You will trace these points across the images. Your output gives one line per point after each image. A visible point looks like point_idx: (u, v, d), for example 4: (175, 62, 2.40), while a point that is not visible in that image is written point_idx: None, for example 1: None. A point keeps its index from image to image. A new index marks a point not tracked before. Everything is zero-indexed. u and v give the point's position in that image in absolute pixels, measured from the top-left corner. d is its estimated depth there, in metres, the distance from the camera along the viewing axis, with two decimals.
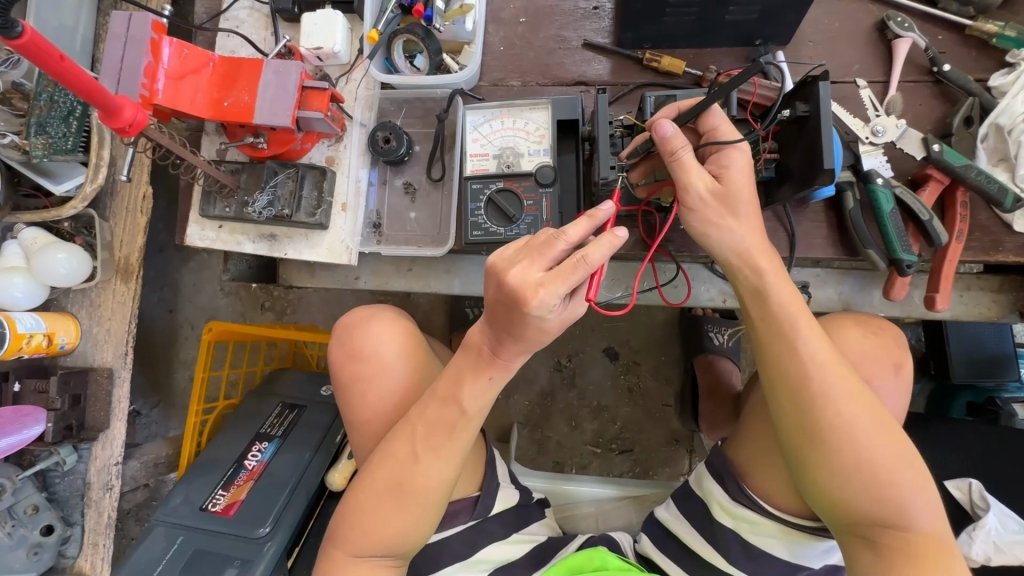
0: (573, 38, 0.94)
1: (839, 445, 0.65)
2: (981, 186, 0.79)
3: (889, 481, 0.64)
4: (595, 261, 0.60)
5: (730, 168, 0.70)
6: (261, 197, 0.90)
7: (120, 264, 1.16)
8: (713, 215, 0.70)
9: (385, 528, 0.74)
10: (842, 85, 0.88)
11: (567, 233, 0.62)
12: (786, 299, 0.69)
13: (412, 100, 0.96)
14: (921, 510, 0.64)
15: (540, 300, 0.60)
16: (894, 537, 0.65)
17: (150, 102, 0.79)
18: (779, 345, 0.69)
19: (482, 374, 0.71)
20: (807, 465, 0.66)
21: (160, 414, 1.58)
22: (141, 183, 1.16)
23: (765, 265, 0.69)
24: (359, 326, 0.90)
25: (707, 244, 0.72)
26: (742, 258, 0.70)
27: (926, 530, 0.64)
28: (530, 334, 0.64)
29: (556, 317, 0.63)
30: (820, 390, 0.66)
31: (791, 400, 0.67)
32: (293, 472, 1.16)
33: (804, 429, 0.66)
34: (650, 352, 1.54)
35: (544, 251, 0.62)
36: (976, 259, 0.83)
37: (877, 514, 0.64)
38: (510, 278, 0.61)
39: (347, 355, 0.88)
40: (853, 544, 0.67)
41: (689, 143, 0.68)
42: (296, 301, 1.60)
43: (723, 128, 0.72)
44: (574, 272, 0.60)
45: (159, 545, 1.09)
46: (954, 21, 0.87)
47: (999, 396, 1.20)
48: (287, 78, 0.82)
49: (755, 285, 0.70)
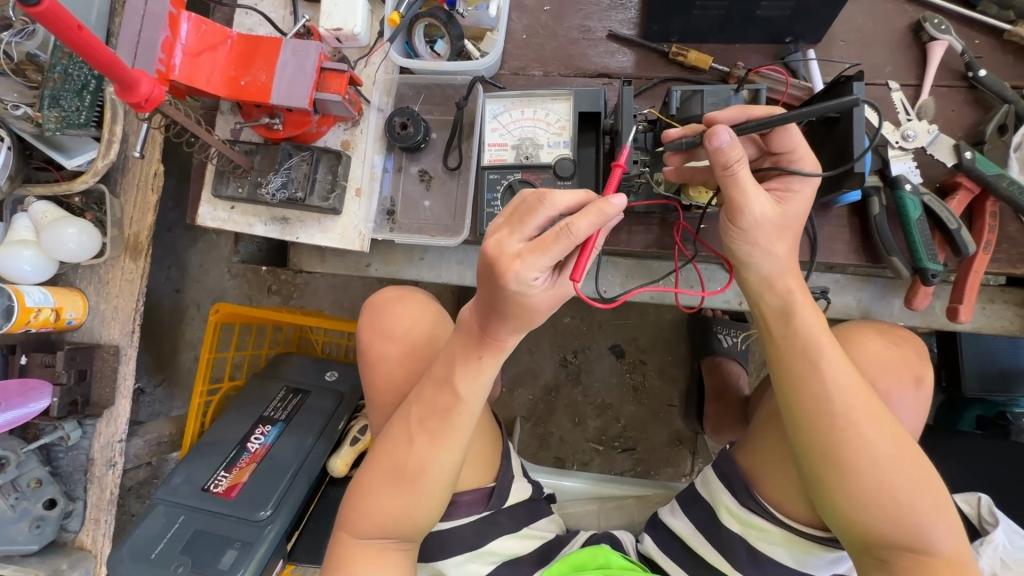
0: (597, 28, 0.91)
1: (859, 466, 0.63)
2: (1013, 197, 0.76)
3: (908, 503, 0.63)
4: (579, 231, 0.55)
5: (795, 195, 0.67)
6: (274, 178, 0.89)
7: (129, 242, 1.15)
8: (764, 238, 0.67)
9: (391, 511, 0.74)
10: (873, 87, 0.86)
11: (551, 200, 0.58)
12: (808, 317, 0.68)
13: (431, 86, 0.94)
14: (938, 533, 0.63)
15: (517, 273, 0.57)
16: (910, 559, 0.64)
17: (167, 78, 0.78)
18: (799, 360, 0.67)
19: (472, 355, 0.70)
20: (824, 486, 0.65)
21: (163, 393, 1.59)
22: (153, 160, 1.14)
23: (791, 285, 0.68)
24: (389, 306, 0.90)
25: (743, 267, 0.70)
26: (769, 278, 0.69)
27: (943, 551, 0.63)
28: (513, 309, 0.61)
29: (541, 292, 0.60)
30: (840, 409, 0.64)
31: (811, 421, 0.65)
32: (296, 456, 1.16)
33: (823, 449, 0.65)
34: (657, 352, 1.52)
35: (526, 221, 0.59)
36: (1002, 271, 0.81)
37: (895, 537, 0.63)
38: (487, 247, 0.59)
39: (374, 332, 0.88)
40: (868, 564, 0.66)
41: (748, 159, 0.62)
42: (303, 286, 1.59)
43: (801, 152, 0.68)
44: (554, 244, 0.56)
45: (159, 524, 1.09)
46: (993, 25, 0.84)
47: (1009, 411, 1.18)
48: (306, 58, 0.81)
49: (778, 303, 0.69)
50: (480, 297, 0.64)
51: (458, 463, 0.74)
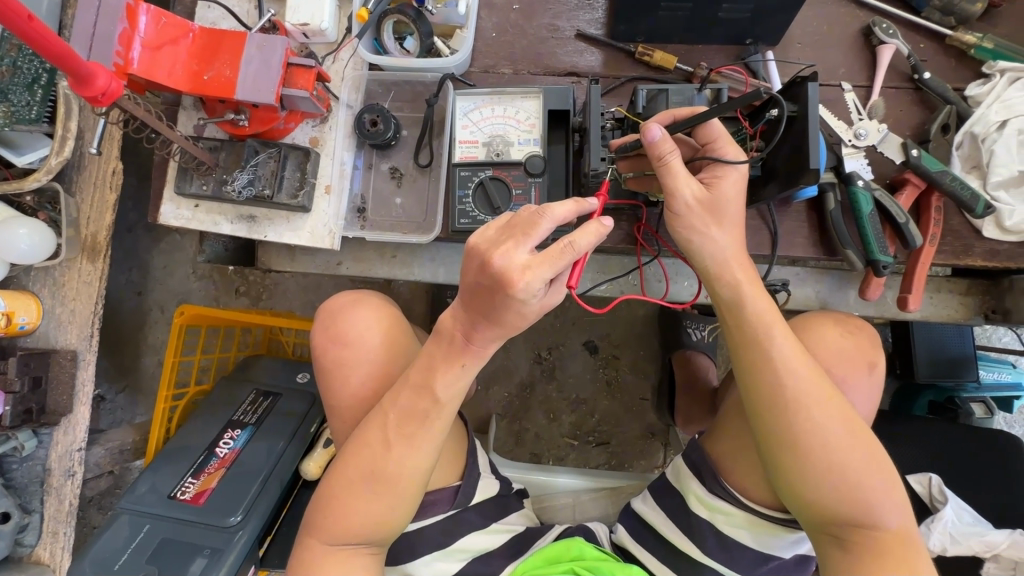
0: (566, 28, 0.93)
1: (812, 449, 0.66)
2: (955, 192, 0.81)
3: (859, 482, 0.66)
4: (581, 248, 0.60)
5: (724, 179, 0.71)
6: (240, 175, 0.86)
7: (86, 242, 1.11)
8: (698, 222, 0.71)
9: (361, 517, 0.75)
10: (828, 87, 0.90)
11: (552, 211, 0.61)
12: (762, 310, 0.70)
13: (401, 83, 0.93)
14: (888, 509, 0.66)
15: (526, 283, 0.59)
16: (862, 533, 0.67)
17: (125, 72, 0.76)
18: (754, 353, 0.70)
19: (454, 362, 0.72)
20: (781, 467, 0.68)
21: (126, 400, 1.54)
22: (111, 158, 1.10)
23: (740, 274, 0.72)
24: (342, 313, 0.89)
25: (693, 253, 0.73)
26: (719, 264, 0.72)
27: (894, 526, 0.66)
28: (509, 319, 0.64)
29: (537, 303, 0.63)
30: (794, 395, 0.67)
31: (766, 405, 0.68)
32: (265, 461, 1.14)
33: (779, 433, 0.67)
34: (629, 346, 1.55)
35: (529, 232, 0.61)
36: (947, 262, 0.85)
37: (848, 513, 0.66)
38: (495, 261, 0.60)
39: (329, 338, 0.88)
40: (824, 542, 0.69)
41: (677, 149, 0.69)
42: (272, 287, 1.56)
43: (724, 142, 0.72)
44: (561, 258, 0.60)
45: (123, 535, 1.05)
46: (935, 30, 0.89)
47: (957, 395, 1.26)
48: (271, 52, 0.79)
49: (732, 295, 0.72)
50: (463, 300, 0.67)
51: (431, 464, 0.76)
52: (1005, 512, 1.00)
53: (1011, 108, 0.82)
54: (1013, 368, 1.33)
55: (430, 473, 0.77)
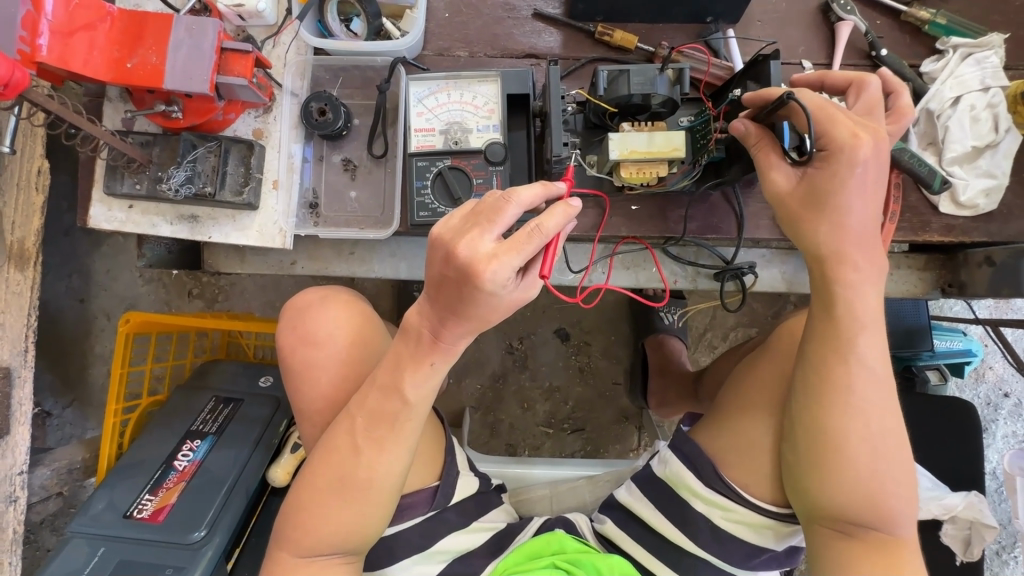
0: (522, 7, 0.89)
1: (861, 453, 0.68)
2: (913, 168, 0.81)
3: (886, 490, 0.68)
4: (550, 230, 0.57)
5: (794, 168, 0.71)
6: (177, 172, 0.80)
7: (12, 250, 1.01)
8: (804, 218, 0.71)
9: (331, 526, 0.72)
10: (789, 66, 0.89)
11: (517, 195, 0.58)
12: (860, 313, 0.69)
13: (352, 68, 0.88)
14: (904, 519, 0.69)
15: (494, 273, 0.56)
16: (872, 535, 0.70)
17: (32, 60, 0.68)
18: (834, 352, 0.70)
19: (423, 361, 0.68)
20: (823, 463, 0.69)
21: (75, 414, 1.44)
22: (34, 156, 1.01)
23: (850, 274, 0.69)
24: (311, 309, 0.85)
25: (815, 241, 0.70)
26: (834, 254, 0.69)
27: (903, 535, 0.70)
28: (479, 312, 0.61)
29: (508, 295, 0.60)
30: (862, 401, 0.69)
31: (832, 403, 0.69)
32: (230, 469, 1.08)
33: (832, 432, 0.69)
34: (600, 332, 1.54)
35: (494, 218, 0.58)
36: (906, 239, 0.86)
37: (865, 517, 0.69)
38: (460, 252, 0.57)
39: (295, 340, 0.83)
40: (831, 539, 0.71)
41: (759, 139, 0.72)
42: (228, 288, 1.48)
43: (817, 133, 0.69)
44: (528, 243, 0.57)
45: (76, 558, 0.98)
46: (891, 6, 0.89)
47: (915, 364, 1.29)
48: (202, 37, 0.72)
49: (822, 291, 0.71)
50: (438, 304, 0.63)
51: (405, 468, 0.73)
52: (961, 476, 1.04)
53: (964, 84, 0.85)
54: (964, 336, 1.39)
55: (404, 478, 0.74)
